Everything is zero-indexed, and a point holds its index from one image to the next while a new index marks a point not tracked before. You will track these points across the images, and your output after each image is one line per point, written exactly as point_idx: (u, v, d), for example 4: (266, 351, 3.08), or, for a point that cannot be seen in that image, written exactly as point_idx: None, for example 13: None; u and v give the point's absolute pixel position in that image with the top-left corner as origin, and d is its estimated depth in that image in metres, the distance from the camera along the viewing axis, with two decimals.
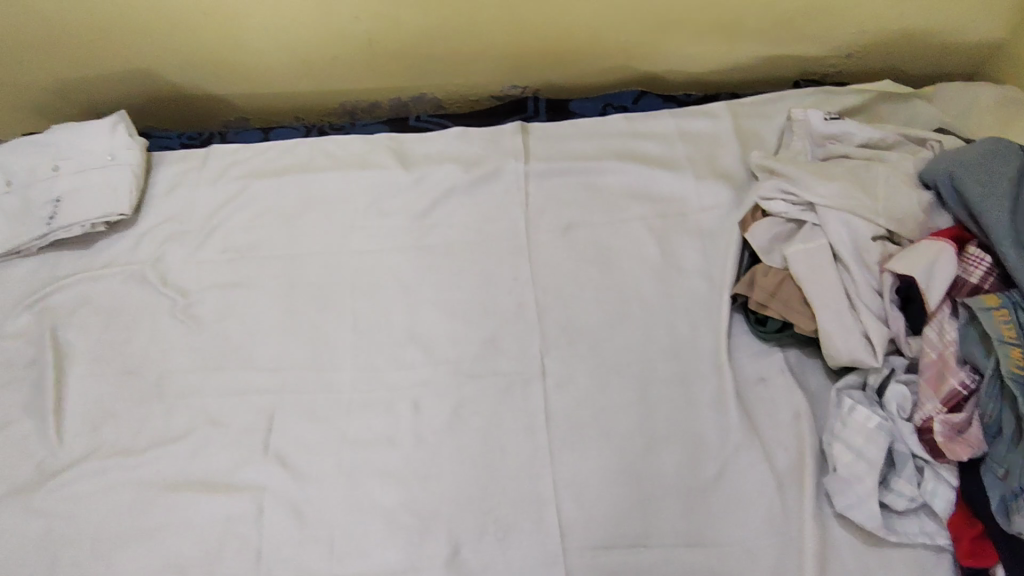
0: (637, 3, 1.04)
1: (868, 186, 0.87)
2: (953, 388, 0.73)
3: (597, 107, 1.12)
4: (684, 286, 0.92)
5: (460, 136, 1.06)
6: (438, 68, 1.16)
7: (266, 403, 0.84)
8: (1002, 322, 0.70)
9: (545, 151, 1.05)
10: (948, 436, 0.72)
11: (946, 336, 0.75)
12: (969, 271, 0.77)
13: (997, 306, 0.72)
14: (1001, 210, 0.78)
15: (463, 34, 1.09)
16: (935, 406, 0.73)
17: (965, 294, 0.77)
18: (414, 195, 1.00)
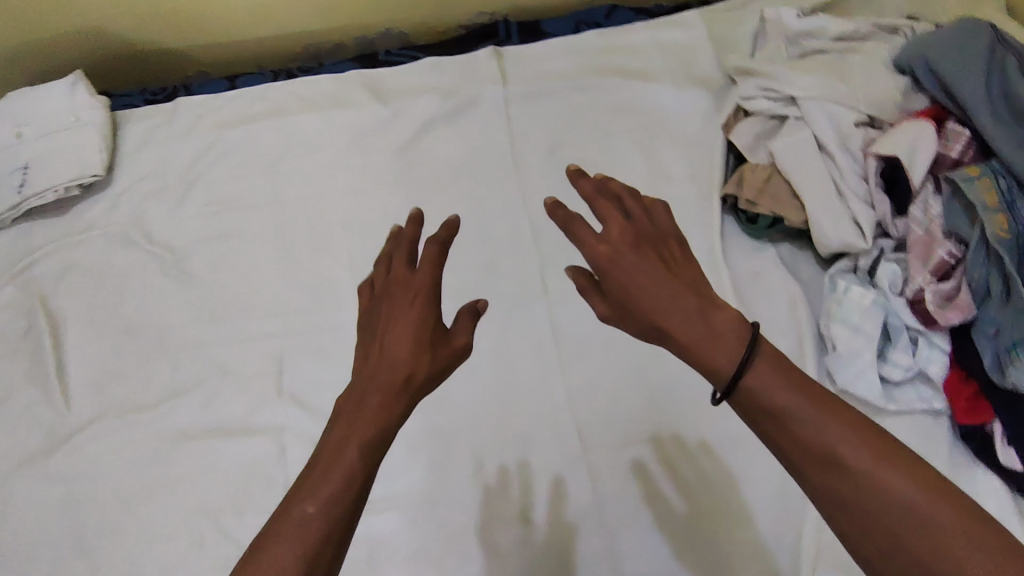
0: None
1: (845, 77, 0.88)
2: (941, 258, 0.76)
3: (570, 26, 1.10)
4: (673, 194, 0.94)
5: (434, 67, 1.05)
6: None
7: (273, 347, 0.84)
8: (986, 190, 0.74)
9: (522, 74, 1.04)
10: (940, 303, 0.75)
11: (931, 211, 0.78)
12: (949, 146, 0.79)
13: (979, 175, 0.74)
14: (976, 85, 0.80)
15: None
16: (926, 277, 0.76)
17: (947, 170, 0.79)
18: (396, 130, 1.00)
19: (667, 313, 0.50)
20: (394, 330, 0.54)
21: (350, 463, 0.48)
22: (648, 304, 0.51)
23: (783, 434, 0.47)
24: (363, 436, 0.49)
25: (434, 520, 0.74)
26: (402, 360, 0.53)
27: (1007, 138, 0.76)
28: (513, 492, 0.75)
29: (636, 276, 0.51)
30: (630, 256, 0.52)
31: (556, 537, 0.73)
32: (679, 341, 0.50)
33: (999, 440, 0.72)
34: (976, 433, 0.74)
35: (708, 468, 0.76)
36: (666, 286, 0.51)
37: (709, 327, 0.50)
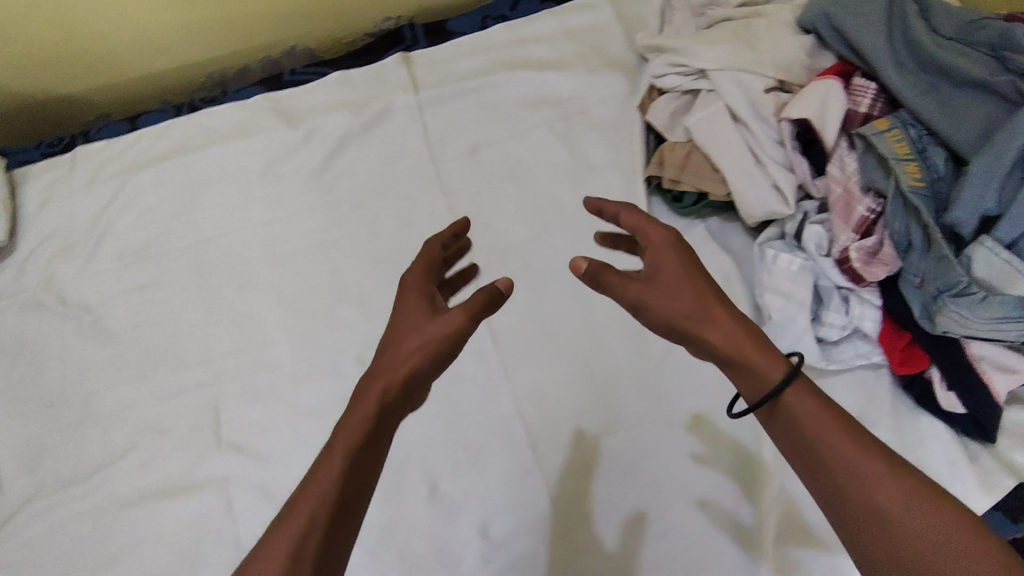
0: None
1: (751, 44, 0.88)
2: (862, 216, 0.76)
3: (476, 22, 1.07)
4: (598, 182, 0.93)
5: (341, 81, 1.02)
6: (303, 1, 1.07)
7: (207, 396, 0.81)
8: (896, 142, 0.74)
9: (433, 77, 1.02)
10: (865, 260, 0.75)
11: (848, 169, 0.78)
12: (858, 102, 0.79)
13: (888, 128, 0.75)
14: (876, 35, 0.79)
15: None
16: (849, 236, 0.77)
17: (858, 125, 0.79)
18: (310, 152, 0.97)
19: (700, 305, 0.62)
20: (398, 326, 0.64)
21: (334, 464, 0.57)
22: (682, 293, 0.62)
23: (824, 446, 0.58)
24: (348, 438, 0.59)
25: (394, 550, 0.73)
26: (397, 353, 0.62)
27: (910, 85, 0.75)
28: (471, 509, 0.74)
29: (676, 271, 0.63)
30: (671, 254, 0.64)
31: (520, 548, 0.72)
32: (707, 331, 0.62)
33: (939, 384, 0.74)
34: (917, 380, 0.76)
35: (663, 455, 0.76)
36: (701, 283, 0.63)
37: (736, 325, 0.62)
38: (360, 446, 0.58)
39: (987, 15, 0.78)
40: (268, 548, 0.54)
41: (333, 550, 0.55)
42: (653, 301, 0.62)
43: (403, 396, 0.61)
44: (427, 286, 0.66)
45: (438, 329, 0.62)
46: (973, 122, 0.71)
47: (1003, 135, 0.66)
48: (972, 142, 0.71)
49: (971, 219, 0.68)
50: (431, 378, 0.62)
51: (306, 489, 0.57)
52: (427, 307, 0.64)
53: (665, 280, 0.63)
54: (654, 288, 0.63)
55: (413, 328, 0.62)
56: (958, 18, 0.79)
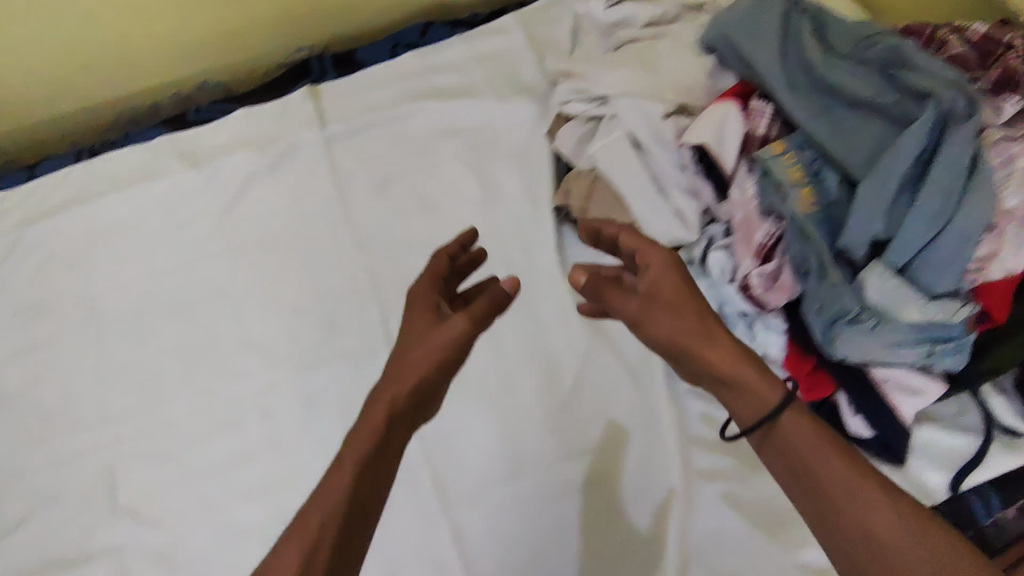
0: None
1: (654, 70, 0.87)
2: (761, 240, 0.75)
3: (385, 49, 1.05)
4: (508, 213, 0.92)
5: (247, 117, 1.00)
6: (202, 29, 1.04)
7: (104, 460, 0.80)
8: (790, 165, 0.73)
9: (341, 110, 1.00)
10: (766, 286, 0.74)
11: (748, 193, 0.76)
12: (755, 124, 0.78)
13: (782, 151, 0.74)
14: (770, 55, 0.78)
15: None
16: (750, 262, 0.75)
17: (756, 148, 0.78)
18: (213, 195, 0.95)
19: (694, 322, 0.60)
20: (406, 335, 0.65)
21: (346, 471, 0.57)
22: (677, 308, 0.61)
23: (825, 470, 0.55)
24: (356, 450, 0.59)
25: None
26: (403, 362, 0.63)
27: (804, 104, 0.74)
28: (376, 561, 0.74)
29: (670, 286, 0.62)
30: (666, 268, 0.63)
31: None
32: (701, 348, 0.60)
33: (847, 409, 0.73)
34: (826, 405, 0.75)
35: (570, 495, 0.76)
36: (697, 300, 0.61)
37: (731, 343, 0.60)
38: (371, 458, 0.59)
39: (880, 31, 0.77)
40: (275, 565, 0.54)
41: (344, 559, 0.55)
42: (650, 320, 0.62)
43: (410, 404, 0.62)
44: (429, 297, 0.68)
45: (442, 335, 0.63)
46: (864, 142, 0.70)
47: (888, 159, 0.66)
48: (864, 162, 0.69)
49: (862, 242, 0.67)
50: (438, 384, 0.64)
51: (319, 496, 0.57)
52: (435, 315, 0.66)
53: (667, 297, 0.62)
54: (654, 306, 0.62)
55: (419, 337, 0.64)
56: (852, 35, 0.78)
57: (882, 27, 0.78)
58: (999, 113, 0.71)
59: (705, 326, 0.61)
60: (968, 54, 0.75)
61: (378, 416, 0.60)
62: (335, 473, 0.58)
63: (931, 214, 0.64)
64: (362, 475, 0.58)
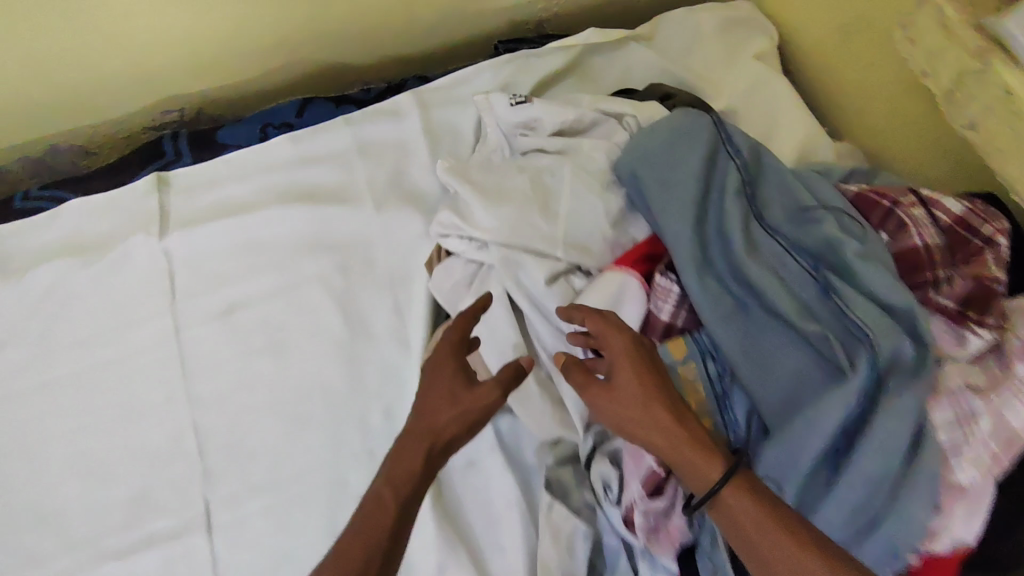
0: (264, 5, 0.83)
1: (549, 210, 0.70)
2: (650, 467, 0.59)
3: (252, 131, 0.87)
4: (376, 360, 0.76)
5: (82, 210, 0.83)
6: (28, 99, 0.85)
7: None
8: (688, 384, 0.57)
9: (189, 211, 0.83)
10: (650, 529, 0.59)
11: None
12: (659, 307, 0.62)
13: (682, 361, 0.58)
14: (682, 219, 0.61)
15: (30, 17, 0.76)
16: (636, 490, 0.60)
17: (660, 337, 0.62)
18: (23, 314, 0.78)
19: (649, 416, 0.52)
20: (433, 390, 0.61)
21: (391, 506, 0.54)
22: (633, 394, 0.53)
23: (765, 542, 0.47)
24: (396, 488, 0.56)
25: None
26: (437, 411, 0.59)
27: (714, 301, 0.57)
28: None
29: (628, 372, 0.53)
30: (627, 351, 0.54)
31: None
32: (660, 438, 0.52)
33: None
34: None
35: None
36: (656, 387, 0.53)
37: (682, 426, 0.52)
38: (411, 497, 0.56)
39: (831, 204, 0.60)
40: None
41: None
42: (606, 406, 0.54)
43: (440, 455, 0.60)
44: (458, 353, 0.62)
45: (476, 402, 0.59)
46: (780, 378, 0.54)
47: (801, 426, 0.51)
48: (777, 403, 0.54)
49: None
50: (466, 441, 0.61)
51: (361, 536, 0.53)
52: (458, 375, 0.61)
53: (623, 383, 0.54)
54: (607, 391, 0.54)
55: (449, 400, 0.59)
56: (793, 204, 0.61)
57: (833, 197, 0.60)
58: (963, 344, 0.53)
59: (651, 417, 0.52)
60: (938, 250, 0.58)
61: (419, 457, 0.57)
62: (375, 513, 0.55)
63: (850, 508, 0.49)
64: (402, 516, 0.55)
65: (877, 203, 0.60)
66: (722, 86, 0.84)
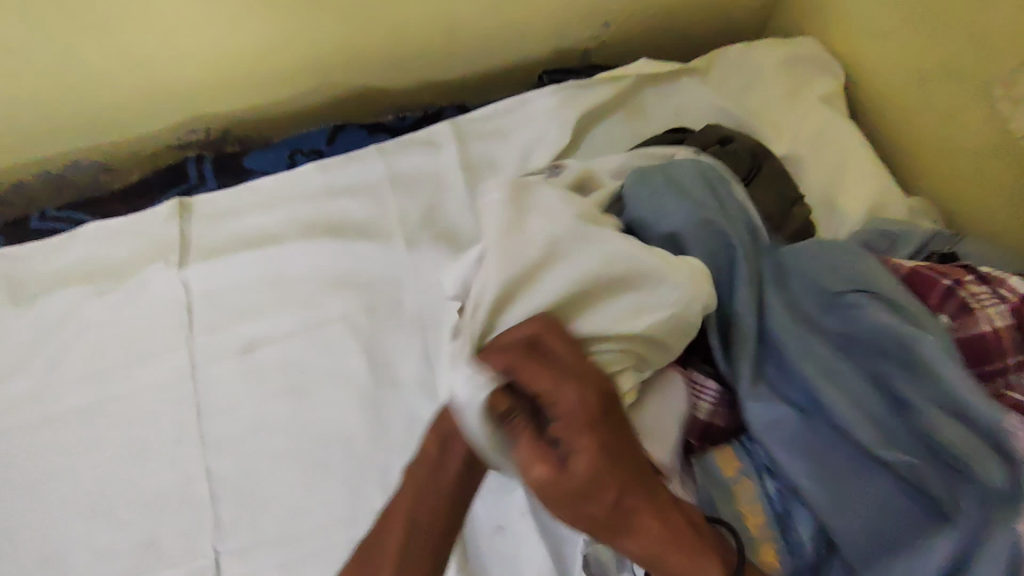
0: (301, 27, 0.80)
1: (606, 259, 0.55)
2: None
3: (283, 157, 0.84)
4: (401, 410, 0.71)
5: (100, 234, 0.79)
6: (51, 114, 0.81)
7: None
8: (739, 503, 0.56)
9: (213, 239, 0.79)
10: None
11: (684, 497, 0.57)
12: (697, 405, 0.59)
13: (732, 475, 0.57)
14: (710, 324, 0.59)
15: (61, 22, 0.72)
16: None
17: (696, 436, 0.60)
18: (34, 340, 0.75)
19: (624, 507, 0.48)
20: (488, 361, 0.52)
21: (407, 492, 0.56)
22: (603, 491, 0.47)
23: None
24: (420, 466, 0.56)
25: None
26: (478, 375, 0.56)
27: (776, 422, 0.55)
28: None
29: (595, 460, 0.46)
30: (596, 458, 0.46)
31: None
32: (636, 540, 0.49)
33: None
34: None
35: None
36: (631, 470, 0.48)
37: (665, 525, 0.49)
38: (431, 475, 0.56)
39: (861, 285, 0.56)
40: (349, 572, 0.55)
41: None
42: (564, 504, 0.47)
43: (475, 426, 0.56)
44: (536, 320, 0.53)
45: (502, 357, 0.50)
46: (863, 504, 0.51)
47: None
48: (858, 532, 0.51)
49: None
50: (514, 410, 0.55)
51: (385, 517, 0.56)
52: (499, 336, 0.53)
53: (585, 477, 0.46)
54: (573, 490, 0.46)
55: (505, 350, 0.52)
56: (826, 286, 0.58)
57: (877, 274, 0.57)
58: None
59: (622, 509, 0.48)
60: (1008, 331, 0.54)
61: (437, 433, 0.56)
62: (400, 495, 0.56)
63: None
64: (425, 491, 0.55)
65: (935, 281, 0.56)
66: (785, 128, 0.78)
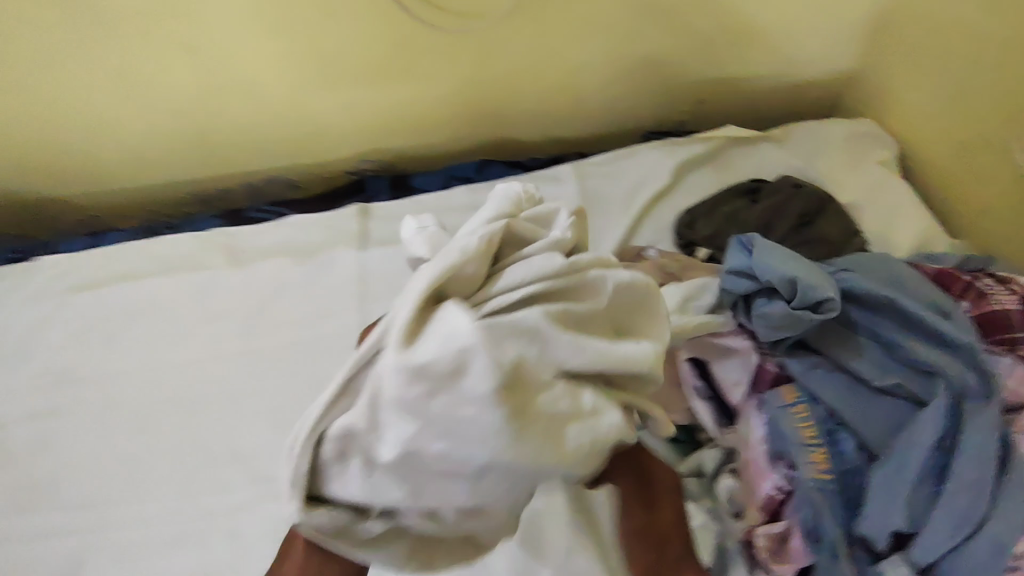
0: (470, 85, 1.06)
1: (524, 419, 0.44)
2: (768, 493, 0.65)
3: (441, 180, 1.09)
4: None
5: (299, 223, 1.04)
6: (277, 134, 1.10)
7: (74, 542, 0.82)
8: (801, 420, 0.67)
9: (385, 233, 1.02)
10: (772, 550, 0.65)
11: (753, 434, 0.69)
12: (765, 359, 0.72)
13: (793, 402, 0.68)
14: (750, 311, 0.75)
15: (306, 69, 1.01)
16: (756, 516, 0.66)
17: (767, 385, 0.71)
18: (247, 292, 0.99)
19: None
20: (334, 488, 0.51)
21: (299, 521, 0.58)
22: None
23: None
24: None
25: None
26: None
27: (810, 368, 0.70)
28: None
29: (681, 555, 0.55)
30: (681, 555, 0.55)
31: None
32: None
33: None
34: None
35: None
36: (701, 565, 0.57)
37: None
38: None
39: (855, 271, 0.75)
40: None
41: None
42: None
43: None
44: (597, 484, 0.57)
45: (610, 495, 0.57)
46: (881, 417, 0.66)
47: (892, 467, 0.62)
48: (882, 437, 0.65)
49: (884, 537, 0.60)
50: None
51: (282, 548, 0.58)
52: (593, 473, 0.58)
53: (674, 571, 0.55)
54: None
55: None
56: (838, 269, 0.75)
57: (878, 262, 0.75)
58: None
59: None
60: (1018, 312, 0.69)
61: None
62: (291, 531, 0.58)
63: (954, 518, 0.58)
64: None
65: (958, 276, 0.73)
66: (848, 183, 0.97)
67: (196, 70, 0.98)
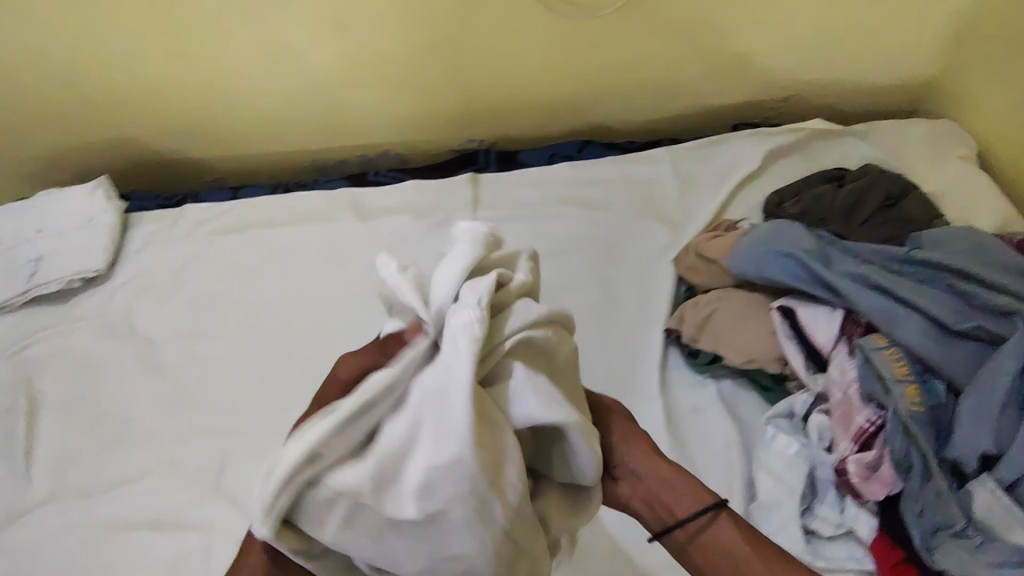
0: (579, 73, 1.16)
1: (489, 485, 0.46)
2: (861, 425, 0.76)
3: (544, 156, 1.20)
4: (624, 321, 0.95)
5: (416, 187, 1.16)
6: (397, 109, 1.21)
7: (219, 445, 0.92)
8: (894, 361, 0.77)
9: (494, 199, 1.13)
10: (863, 475, 0.74)
11: (847, 374, 0.79)
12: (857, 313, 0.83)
13: (886, 346, 0.78)
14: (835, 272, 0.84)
15: (437, 52, 1.12)
16: (848, 445, 0.76)
17: (858, 335, 0.82)
18: (370, 242, 1.10)
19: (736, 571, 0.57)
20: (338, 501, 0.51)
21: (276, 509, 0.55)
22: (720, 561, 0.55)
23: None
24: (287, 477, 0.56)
25: None
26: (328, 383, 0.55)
27: (899, 317, 0.79)
28: None
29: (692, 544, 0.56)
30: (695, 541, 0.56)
31: None
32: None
33: None
34: None
35: None
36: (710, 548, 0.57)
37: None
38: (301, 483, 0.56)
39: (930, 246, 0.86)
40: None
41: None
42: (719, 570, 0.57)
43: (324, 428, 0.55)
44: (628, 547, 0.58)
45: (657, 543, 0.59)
46: (964, 359, 0.76)
47: (982, 399, 0.72)
48: (965, 375, 0.75)
49: (972, 459, 0.70)
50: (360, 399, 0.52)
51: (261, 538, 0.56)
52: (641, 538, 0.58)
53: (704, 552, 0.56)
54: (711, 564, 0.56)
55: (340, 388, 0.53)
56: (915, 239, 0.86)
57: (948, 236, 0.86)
58: None
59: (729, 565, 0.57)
60: None
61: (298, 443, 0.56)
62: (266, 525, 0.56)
63: None
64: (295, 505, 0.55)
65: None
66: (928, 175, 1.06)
67: (342, 46, 1.10)
